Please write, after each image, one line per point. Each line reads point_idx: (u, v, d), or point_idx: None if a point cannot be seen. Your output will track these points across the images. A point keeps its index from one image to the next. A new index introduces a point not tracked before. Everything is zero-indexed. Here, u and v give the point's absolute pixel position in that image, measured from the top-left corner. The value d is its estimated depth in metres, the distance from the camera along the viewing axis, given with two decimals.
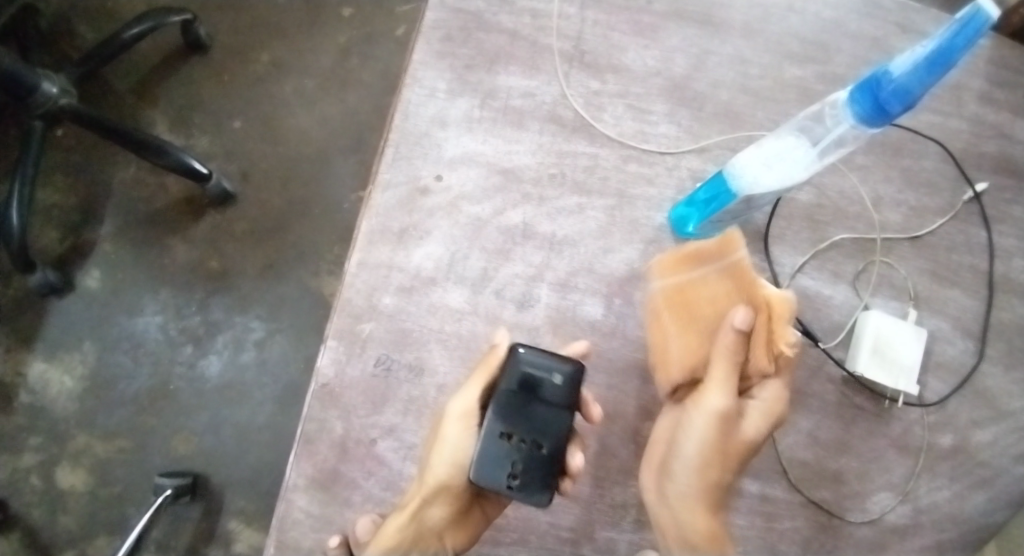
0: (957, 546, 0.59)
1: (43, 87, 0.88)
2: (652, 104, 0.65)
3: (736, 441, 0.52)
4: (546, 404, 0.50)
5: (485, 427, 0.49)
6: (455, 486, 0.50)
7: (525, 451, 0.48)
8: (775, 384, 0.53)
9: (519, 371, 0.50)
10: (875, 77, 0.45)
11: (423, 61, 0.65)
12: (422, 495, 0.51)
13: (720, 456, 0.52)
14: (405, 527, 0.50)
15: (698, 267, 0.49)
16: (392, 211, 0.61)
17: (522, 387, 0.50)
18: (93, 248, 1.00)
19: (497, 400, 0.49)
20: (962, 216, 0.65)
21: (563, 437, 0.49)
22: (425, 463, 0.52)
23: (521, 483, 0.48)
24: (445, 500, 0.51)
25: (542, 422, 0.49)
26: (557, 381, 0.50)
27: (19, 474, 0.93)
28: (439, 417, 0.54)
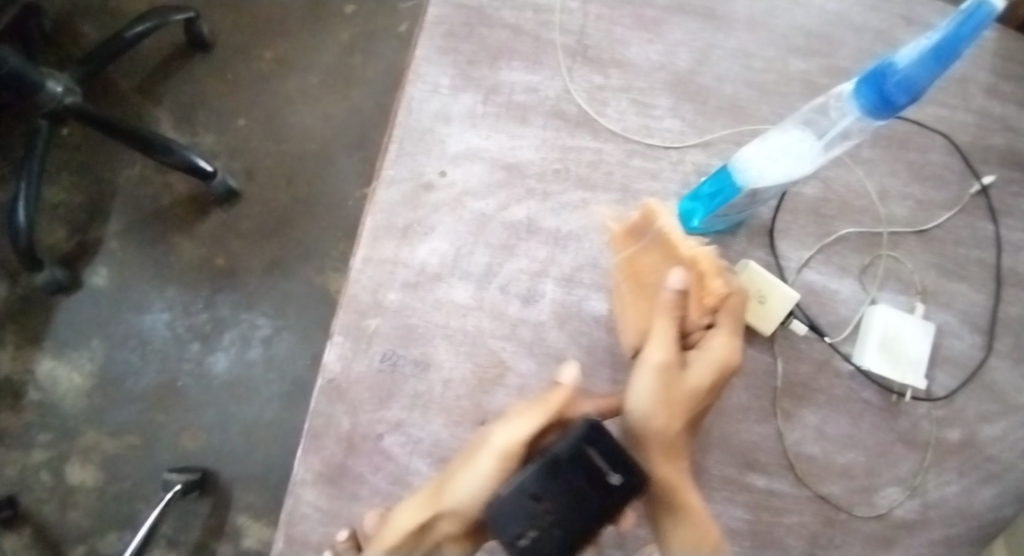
0: (965, 540, 0.59)
1: (48, 87, 0.89)
2: (656, 99, 0.65)
3: (688, 396, 0.50)
4: (592, 490, 0.41)
5: (518, 480, 0.41)
6: (467, 516, 0.46)
7: (546, 526, 0.40)
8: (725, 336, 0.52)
9: (581, 446, 0.42)
10: (880, 68, 0.44)
11: (426, 57, 0.65)
12: (433, 512, 0.47)
13: (675, 410, 0.50)
14: (409, 533, 0.48)
15: (637, 242, 0.54)
16: (396, 207, 0.61)
17: (575, 459, 0.42)
18: (100, 246, 1.00)
19: (545, 462, 0.42)
20: (969, 209, 0.65)
21: (593, 526, 0.41)
22: (448, 481, 0.48)
23: (525, 551, 0.40)
24: (454, 524, 0.47)
25: (577, 505, 0.41)
26: (610, 471, 0.42)
27: (29, 471, 0.94)
28: (478, 443, 0.50)
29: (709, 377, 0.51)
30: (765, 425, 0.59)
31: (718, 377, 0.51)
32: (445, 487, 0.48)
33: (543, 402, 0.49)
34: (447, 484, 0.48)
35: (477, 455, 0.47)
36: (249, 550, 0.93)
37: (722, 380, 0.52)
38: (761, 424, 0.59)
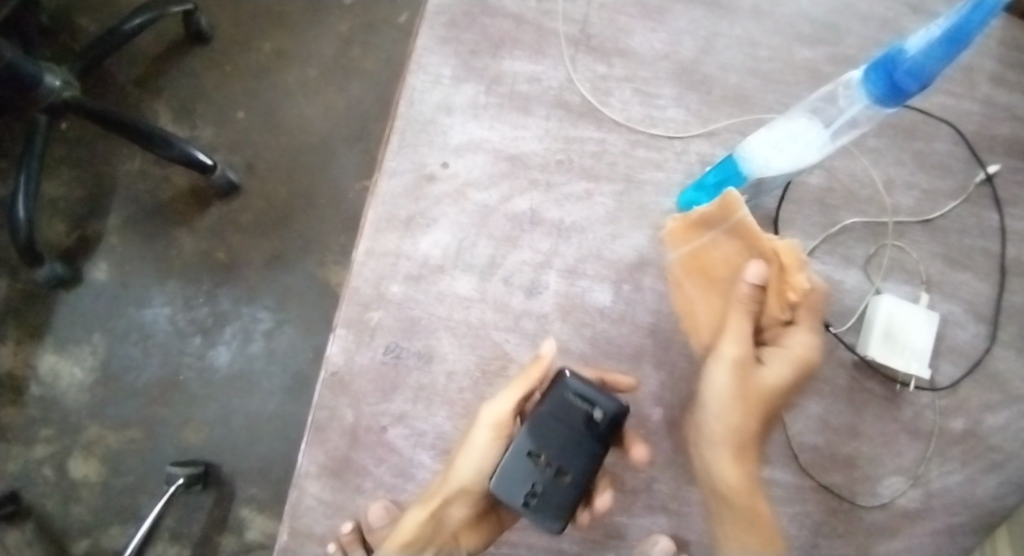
0: (969, 530, 0.59)
1: (47, 80, 0.87)
2: (660, 88, 0.65)
3: (767, 391, 0.53)
4: (581, 432, 0.49)
5: (515, 444, 0.49)
6: (476, 491, 0.52)
7: (549, 476, 0.49)
8: (801, 334, 0.54)
9: (563, 398, 0.50)
10: (890, 55, 0.44)
11: (428, 47, 0.64)
12: (443, 496, 0.52)
13: (753, 407, 0.52)
14: (424, 521, 0.51)
15: (705, 232, 0.54)
16: (398, 199, 0.61)
17: (559, 413, 0.50)
18: (99, 240, 1.00)
19: (534, 419, 0.50)
20: (974, 199, 0.65)
21: (589, 468, 0.49)
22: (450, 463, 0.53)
23: (537, 505, 0.48)
24: (465, 502, 0.52)
25: (571, 449, 0.49)
26: (593, 411, 0.49)
27: (31, 465, 0.94)
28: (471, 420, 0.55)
29: (787, 372, 0.53)
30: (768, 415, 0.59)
31: (796, 371, 0.53)
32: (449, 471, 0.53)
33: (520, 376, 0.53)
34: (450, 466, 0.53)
35: (472, 432, 0.52)
36: (252, 543, 0.93)
37: (800, 373, 0.53)
38: None
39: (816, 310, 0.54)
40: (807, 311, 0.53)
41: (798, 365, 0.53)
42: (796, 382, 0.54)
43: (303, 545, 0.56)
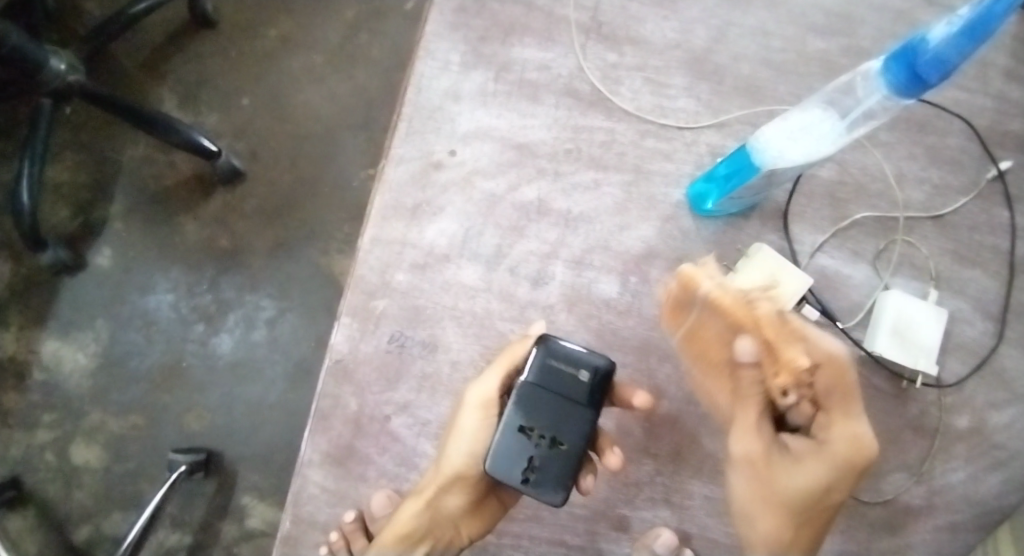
0: (972, 528, 0.59)
1: (51, 64, 0.86)
2: (671, 78, 0.64)
3: (802, 488, 0.49)
4: (570, 399, 0.49)
5: (505, 420, 0.49)
6: (470, 477, 0.52)
7: (544, 448, 0.48)
8: (830, 417, 0.49)
9: (546, 365, 0.49)
10: (911, 45, 0.43)
11: (437, 33, 0.64)
12: (437, 482, 0.53)
13: (787, 504, 0.50)
14: (419, 513, 0.53)
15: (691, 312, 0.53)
16: (405, 187, 0.60)
17: (544, 382, 0.49)
18: (103, 225, 0.99)
19: (521, 391, 0.49)
20: (985, 195, 0.64)
21: (583, 434, 0.49)
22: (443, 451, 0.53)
23: (536, 479, 0.48)
24: (461, 486, 0.52)
25: (563, 417, 0.49)
26: (579, 375, 0.49)
27: (34, 450, 0.94)
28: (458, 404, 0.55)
29: (818, 467, 0.49)
30: None
31: (831, 464, 0.48)
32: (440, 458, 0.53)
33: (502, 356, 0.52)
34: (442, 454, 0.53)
35: (458, 417, 0.52)
36: (254, 530, 0.93)
37: (840, 468, 0.48)
38: None
39: (845, 392, 0.48)
40: (833, 395, 0.48)
41: (833, 457, 0.49)
42: (840, 479, 0.49)
43: (305, 533, 0.56)
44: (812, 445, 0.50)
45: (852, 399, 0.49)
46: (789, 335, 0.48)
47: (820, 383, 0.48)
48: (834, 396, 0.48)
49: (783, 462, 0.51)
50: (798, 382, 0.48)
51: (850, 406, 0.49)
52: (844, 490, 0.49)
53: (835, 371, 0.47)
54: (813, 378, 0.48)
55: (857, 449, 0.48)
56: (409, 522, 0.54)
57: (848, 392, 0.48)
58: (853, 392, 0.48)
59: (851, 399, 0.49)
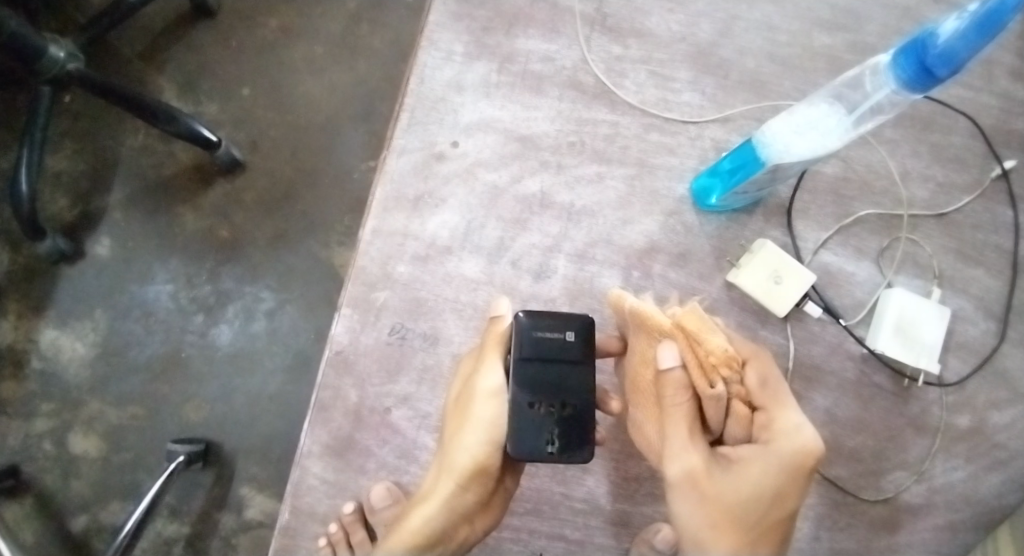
0: (971, 527, 0.59)
1: (50, 52, 0.86)
2: (676, 71, 0.64)
3: (750, 496, 0.48)
4: (565, 362, 0.48)
5: (512, 401, 0.48)
6: (490, 465, 0.51)
7: (557, 415, 0.47)
8: (766, 415, 0.49)
9: (531, 337, 0.48)
10: (921, 39, 0.43)
11: (439, 23, 0.63)
12: (455, 481, 0.51)
13: (736, 518, 0.48)
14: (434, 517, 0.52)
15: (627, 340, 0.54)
16: (406, 178, 0.60)
17: (533, 351, 0.48)
18: (102, 215, 0.99)
19: (516, 369, 0.48)
20: (989, 194, 0.64)
21: (589, 390, 0.48)
22: (452, 449, 0.51)
23: (561, 444, 0.47)
24: (478, 482, 0.51)
25: (564, 382, 0.48)
26: (567, 337, 0.48)
27: (32, 439, 0.94)
28: (455, 397, 0.53)
29: (763, 469, 0.48)
30: None
31: (776, 464, 0.48)
32: (450, 455, 0.52)
33: (489, 342, 0.52)
34: (450, 450, 0.52)
35: (470, 409, 0.50)
36: (252, 521, 0.93)
37: (786, 465, 0.48)
38: None
39: (773, 384, 0.49)
40: (765, 388, 0.49)
41: (776, 453, 0.48)
42: (788, 475, 0.48)
43: (304, 525, 0.56)
44: (756, 448, 0.49)
45: (781, 392, 0.49)
46: (706, 328, 0.49)
47: (750, 379, 0.49)
48: (766, 393, 0.49)
49: (725, 472, 0.49)
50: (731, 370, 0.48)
51: (780, 401, 0.49)
52: (795, 491, 0.48)
53: (762, 364, 0.50)
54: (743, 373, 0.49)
55: (797, 440, 0.48)
56: (425, 526, 0.52)
57: (778, 386, 0.49)
58: (779, 386, 0.50)
59: (780, 393, 0.49)
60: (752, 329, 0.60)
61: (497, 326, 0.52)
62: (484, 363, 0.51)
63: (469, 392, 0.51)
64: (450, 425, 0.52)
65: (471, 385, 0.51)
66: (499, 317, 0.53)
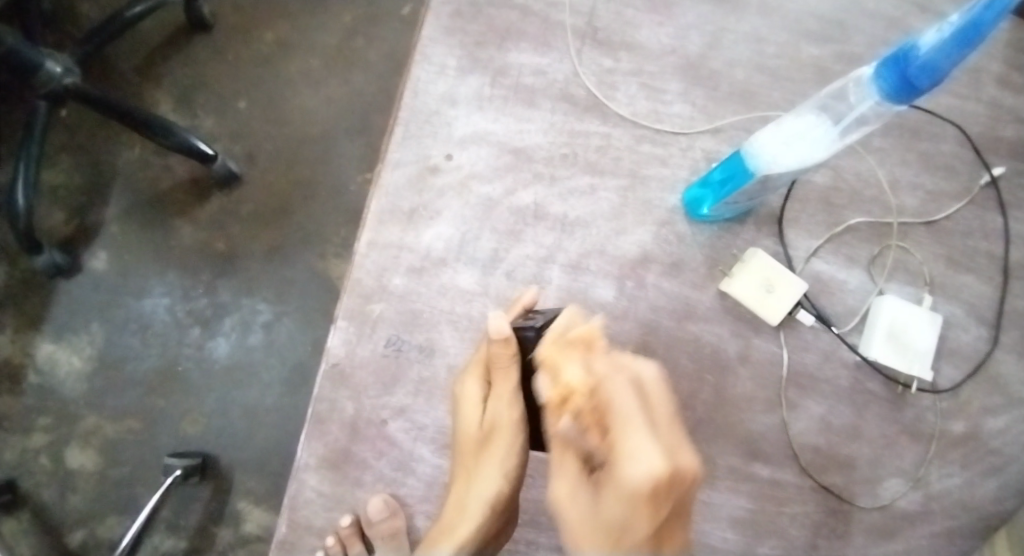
0: (966, 533, 0.59)
1: (47, 66, 0.86)
2: (666, 83, 0.64)
3: (608, 527, 0.39)
4: None
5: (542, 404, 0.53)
6: (515, 483, 0.53)
7: None
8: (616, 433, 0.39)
9: (541, 343, 0.52)
10: (903, 51, 0.44)
11: (433, 38, 0.64)
12: (486, 509, 0.50)
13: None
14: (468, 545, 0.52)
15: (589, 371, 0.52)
16: (401, 191, 0.61)
17: None
18: (99, 229, 0.99)
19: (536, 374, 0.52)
20: (978, 201, 0.64)
21: None
22: (479, 478, 0.51)
23: None
24: (506, 503, 0.52)
25: None
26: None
27: (28, 454, 0.94)
28: (471, 425, 0.53)
29: (618, 501, 0.37)
30: (769, 415, 0.59)
31: (621, 493, 0.37)
32: (477, 482, 0.51)
33: (502, 364, 0.51)
34: (476, 478, 0.51)
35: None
36: (249, 535, 0.93)
37: (631, 496, 0.37)
38: (766, 414, 0.59)
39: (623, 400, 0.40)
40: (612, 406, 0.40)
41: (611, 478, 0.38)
42: (620, 503, 0.37)
43: (301, 538, 0.56)
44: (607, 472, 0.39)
45: (627, 410, 0.39)
46: (570, 358, 0.45)
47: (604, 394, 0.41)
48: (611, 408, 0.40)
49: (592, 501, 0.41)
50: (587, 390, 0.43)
51: (626, 423, 0.39)
52: (637, 525, 0.37)
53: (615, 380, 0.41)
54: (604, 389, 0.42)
55: (620, 464, 0.37)
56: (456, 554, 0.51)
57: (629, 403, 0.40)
58: (625, 408, 0.39)
59: (624, 412, 0.39)
60: (746, 337, 0.60)
61: (506, 348, 0.50)
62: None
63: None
64: (472, 452, 0.53)
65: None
66: (507, 337, 0.50)
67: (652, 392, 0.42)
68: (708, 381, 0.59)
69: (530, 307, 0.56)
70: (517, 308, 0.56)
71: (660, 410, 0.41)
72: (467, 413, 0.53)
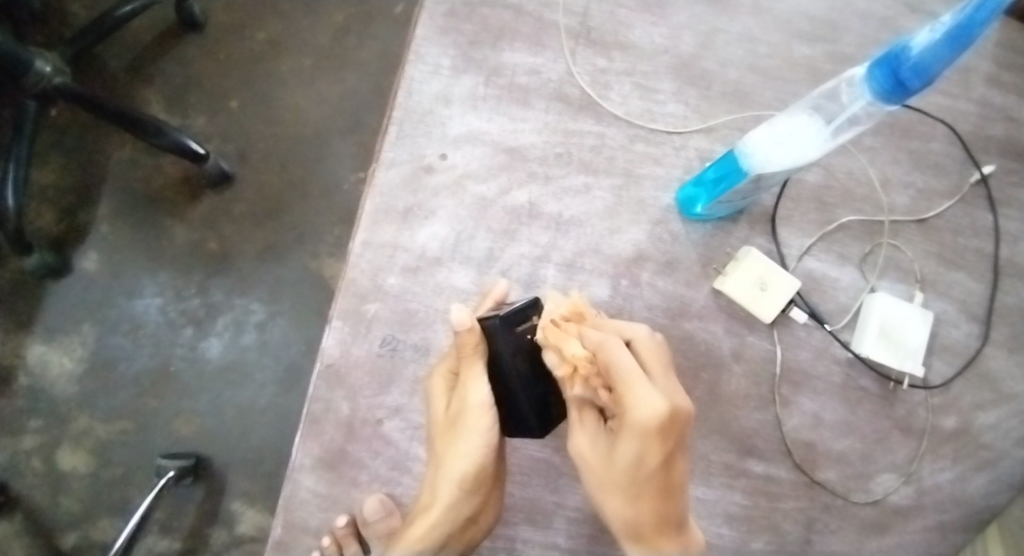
0: (959, 527, 0.60)
1: (36, 66, 0.86)
2: (660, 83, 0.65)
3: (626, 471, 0.46)
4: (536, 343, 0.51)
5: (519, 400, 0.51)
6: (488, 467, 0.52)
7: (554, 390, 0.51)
8: (633, 399, 0.44)
9: (511, 333, 0.49)
10: (894, 52, 0.44)
11: (427, 37, 0.64)
12: (457, 489, 0.51)
13: (626, 488, 0.47)
14: (440, 522, 0.53)
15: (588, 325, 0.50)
16: (396, 190, 0.60)
17: (515, 345, 0.50)
18: (89, 229, 0.99)
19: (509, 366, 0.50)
20: (968, 199, 0.65)
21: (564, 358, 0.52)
22: (448, 459, 0.52)
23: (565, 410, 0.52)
24: (479, 484, 0.52)
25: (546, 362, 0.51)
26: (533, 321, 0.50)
27: (20, 456, 0.93)
28: (446, 410, 0.52)
29: (632, 441, 0.45)
30: (763, 412, 0.60)
31: (633, 433, 0.45)
32: (448, 463, 0.52)
33: (466, 352, 0.50)
34: (449, 459, 0.52)
35: (466, 419, 0.50)
36: (243, 536, 0.92)
37: (648, 430, 0.44)
38: (760, 411, 0.60)
39: (618, 367, 0.45)
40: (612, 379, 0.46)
41: (631, 425, 0.44)
42: (649, 442, 0.44)
43: (297, 539, 0.56)
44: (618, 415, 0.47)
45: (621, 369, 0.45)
46: (569, 334, 0.47)
47: (599, 367, 0.47)
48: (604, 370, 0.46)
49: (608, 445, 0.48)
50: (581, 372, 0.46)
51: (626, 381, 0.45)
52: (657, 454, 0.45)
53: (606, 354, 0.46)
54: (595, 366, 0.47)
55: (648, 412, 0.44)
56: (432, 528, 0.53)
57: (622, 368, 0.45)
58: (625, 365, 0.45)
59: (622, 373, 0.45)
60: (740, 335, 0.61)
61: (468, 338, 0.49)
62: (470, 375, 0.50)
63: (461, 402, 0.51)
64: (443, 435, 0.53)
65: (461, 395, 0.50)
66: (471, 327, 0.48)
67: (648, 354, 0.48)
68: (703, 378, 0.60)
69: (502, 300, 0.53)
70: (488, 302, 0.53)
71: (657, 366, 0.48)
72: (437, 401, 0.53)
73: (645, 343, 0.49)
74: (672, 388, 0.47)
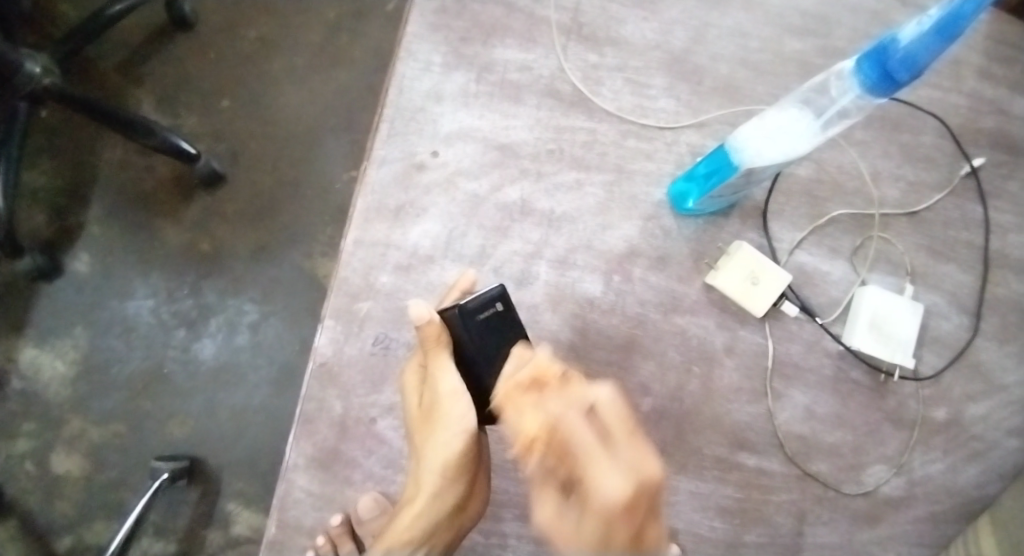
0: (951, 518, 0.60)
1: (26, 67, 0.84)
2: (651, 78, 0.65)
3: (594, 551, 0.35)
4: (502, 329, 0.50)
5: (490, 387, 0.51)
6: (469, 457, 0.51)
7: None
8: (603, 476, 0.33)
9: (472, 322, 0.49)
10: (884, 45, 0.44)
11: (417, 34, 0.64)
12: (438, 480, 0.50)
13: None
14: (422, 517, 0.52)
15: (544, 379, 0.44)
16: (388, 188, 0.60)
17: (478, 335, 0.49)
18: (80, 231, 0.98)
19: (474, 355, 0.50)
20: (959, 192, 0.65)
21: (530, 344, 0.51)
22: (426, 452, 0.51)
23: None
24: (460, 475, 0.51)
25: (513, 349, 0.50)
26: (498, 310, 0.50)
27: (13, 459, 0.93)
28: (420, 404, 0.52)
29: (595, 523, 0.34)
30: (756, 406, 0.60)
31: (590, 516, 0.34)
32: (427, 456, 0.51)
33: (431, 345, 0.49)
34: (427, 452, 0.51)
35: (438, 409, 0.50)
36: (239, 537, 0.92)
37: (608, 514, 0.32)
38: (752, 404, 0.60)
39: (581, 445, 0.35)
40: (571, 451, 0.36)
41: (591, 507, 0.33)
42: (608, 527, 0.34)
43: (291, 538, 0.56)
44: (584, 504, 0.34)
45: (584, 448, 0.35)
46: (527, 399, 0.41)
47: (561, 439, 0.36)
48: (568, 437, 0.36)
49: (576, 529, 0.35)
50: (536, 442, 0.38)
51: (586, 453, 0.35)
52: (626, 537, 0.33)
53: (561, 419, 0.38)
54: (558, 440, 0.36)
55: (607, 494, 0.33)
56: (416, 522, 0.52)
57: (579, 442, 0.35)
58: (582, 438, 0.35)
59: (582, 447, 0.35)
60: (732, 329, 0.61)
61: (431, 330, 0.48)
62: (436, 366, 0.49)
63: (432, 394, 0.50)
64: (419, 428, 0.52)
65: (431, 388, 0.50)
66: (431, 319, 0.48)
67: (612, 415, 0.37)
68: (696, 372, 0.60)
69: (468, 290, 0.53)
70: (454, 293, 0.53)
71: (622, 432, 0.36)
72: (411, 395, 0.53)
73: (611, 404, 0.37)
74: (643, 454, 0.34)
